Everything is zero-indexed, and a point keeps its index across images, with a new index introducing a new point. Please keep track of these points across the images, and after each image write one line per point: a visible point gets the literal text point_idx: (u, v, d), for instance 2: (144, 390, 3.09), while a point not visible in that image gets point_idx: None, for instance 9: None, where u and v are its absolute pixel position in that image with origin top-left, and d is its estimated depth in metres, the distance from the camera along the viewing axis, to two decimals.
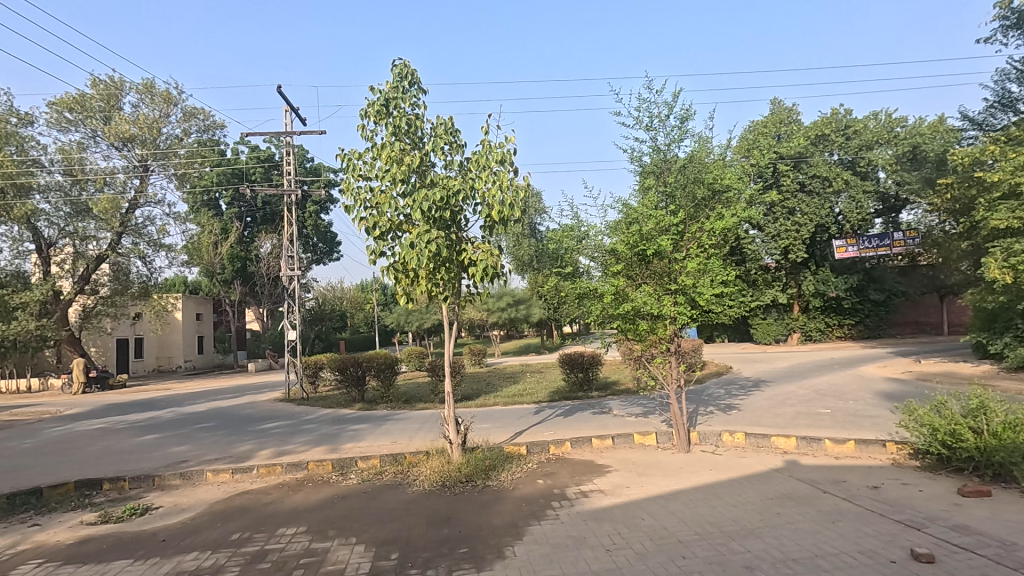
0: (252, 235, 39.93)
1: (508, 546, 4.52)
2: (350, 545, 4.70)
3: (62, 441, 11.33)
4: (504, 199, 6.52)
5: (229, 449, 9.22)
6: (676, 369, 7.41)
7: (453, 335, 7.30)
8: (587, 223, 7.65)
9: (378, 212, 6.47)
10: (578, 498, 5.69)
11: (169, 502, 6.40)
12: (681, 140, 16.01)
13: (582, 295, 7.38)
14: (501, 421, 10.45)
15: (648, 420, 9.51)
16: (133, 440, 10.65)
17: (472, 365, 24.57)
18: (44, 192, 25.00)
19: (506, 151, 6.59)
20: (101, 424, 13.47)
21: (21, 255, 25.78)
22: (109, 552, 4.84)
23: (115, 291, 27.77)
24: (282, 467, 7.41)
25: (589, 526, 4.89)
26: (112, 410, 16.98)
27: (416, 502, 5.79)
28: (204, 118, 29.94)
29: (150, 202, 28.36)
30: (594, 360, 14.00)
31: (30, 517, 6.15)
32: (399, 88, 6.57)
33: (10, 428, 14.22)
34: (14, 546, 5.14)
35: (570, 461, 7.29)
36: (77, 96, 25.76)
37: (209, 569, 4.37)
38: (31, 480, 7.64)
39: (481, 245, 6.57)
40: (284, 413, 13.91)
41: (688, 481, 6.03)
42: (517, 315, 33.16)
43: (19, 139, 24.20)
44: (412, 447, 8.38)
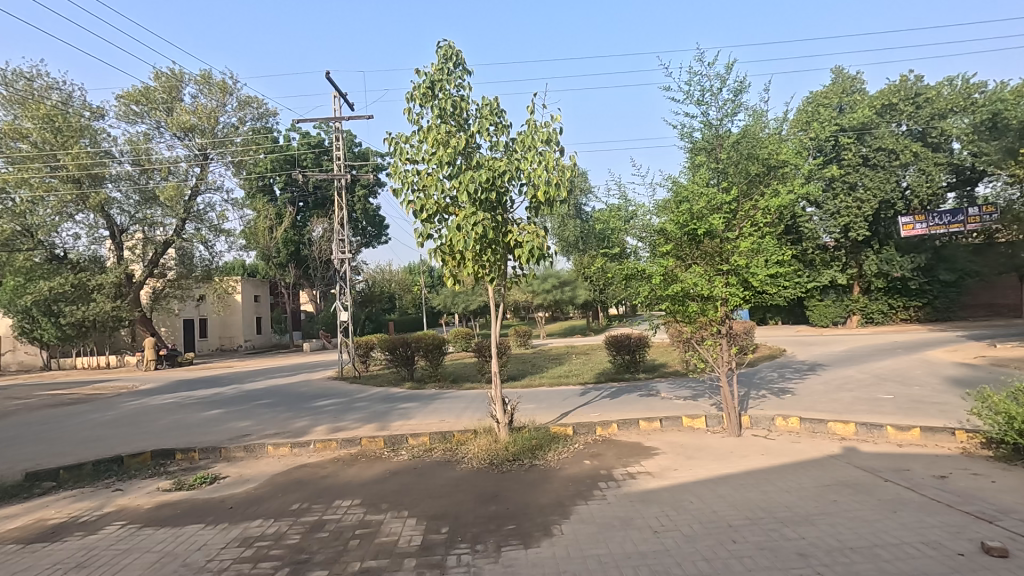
0: (305, 219, 41.26)
1: (555, 525, 4.57)
2: (402, 518, 4.88)
3: (138, 413, 12.21)
4: (549, 178, 6.46)
5: (288, 424, 9.69)
6: (727, 351, 7.21)
7: (499, 317, 7.33)
8: (634, 202, 7.47)
9: (425, 195, 6.55)
10: (626, 480, 5.67)
11: (234, 473, 6.80)
12: (735, 114, 15.43)
13: (629, 276, 7.26)
14: (547, 402, 10.54)
15: (697, 403, 9.34)
16: (200, 415, 11.35)
17: (518, 346, 24.77)
18: (115, 181, 26.70)
19: (552, 130, 6.53)
20: (172, 399, 14.41)
21: (97, 241, 27.52)
22: (181, 517, 5.20)
23: (181, 275, 29.46)
24: (337, 442, 7.73)
25: (636, 507, 4.88)
26: (180, 386, 18.10)
27: (464, 479, 5.93)
28: (257, 106, 30.93)
29: (210, 189, 29.67)
30: (641, 342, 13.83)
31: (112, 482, 6.66)
32: (444, 69, 6.58)
33: (91, 401, 15.41)
34: (101, 508, 5.60)
35: (617, 442, 7.28)
36: (142, 88, 27.01)
37: (273, 536, 4.63)
38: (111, 449, 8.27)
39: (527, 226, 6.56)
40: (337, 391, 14.48)
41: (739, 466, 5.91)
42: (563, 297, 33.07)
43: (92, 132, 25.86)
44: (460, 426, 8.58)
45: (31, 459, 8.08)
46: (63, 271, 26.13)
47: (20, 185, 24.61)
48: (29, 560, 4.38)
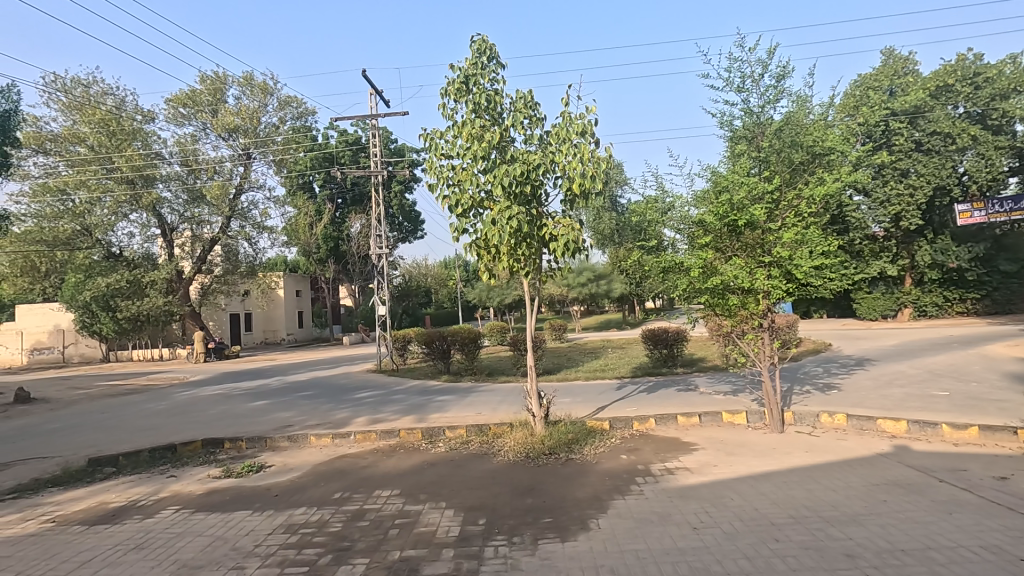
0: (343, 215, 42.13)
1: (592, 519, 4.56)
2: (440, 509, 4.95)
3: (189, 404, 12.76)
4: (585, 171, 6.40)
5: (329, 416, 9.95)
6: (769, 345, 7.00)
7: (534, 311, 7.32)
8: (672, 194, 7.34)
9: (460, 190, 6.59)
10: (664, 475, 5.59)
11: (279, 462, 7.04)
12: (778, 101, 14.95)
13: (666, 269, 7.11)
14: (584, 396, 10.49)
15: (737, 398, 9.12)
16: (246, 406, 11.78)
17: (553, 340, 24.73)
18: (166, 182, 27.80)
19: (587, 122, 6.47)
20: (220, 391, 15.00)
21: (150, 239, 28.79)
22: (230, 503, 5.42)
23: (227, 271, 30.54)
24: (377, 434, 7.90)
25: (674, 504, 4.80)
26: (228, 378, 18.81)
27: (501, 472, 5.97)
28: (297, 106, 31.69)
29: (253, 187, 30.60)
30: (679, 336, 13.58)
31: (165, 469, 7.00)
32: (478, 64, 6.59)
33: (146, 391, 16.20)
34: (156, 494, 5.89)
35: (655, 437, 7.20)
36: (189, 92, 28.09)
37: (316, 524, 4.77)
38: (165, 438, 8.67)
39: (562, 220, 6.53)
40: (376, 383, 14.79)
41: (782, 463, 5.75)
42: (598, 291, 32.83)
43: (144, 134, 27.03)
44: (495, 419, 8.63)
45: (93, 446, 8.55)
46: (119, 268, 27.46)
47: (80, 187, 25.96)
48: (93, 540, 4.64)
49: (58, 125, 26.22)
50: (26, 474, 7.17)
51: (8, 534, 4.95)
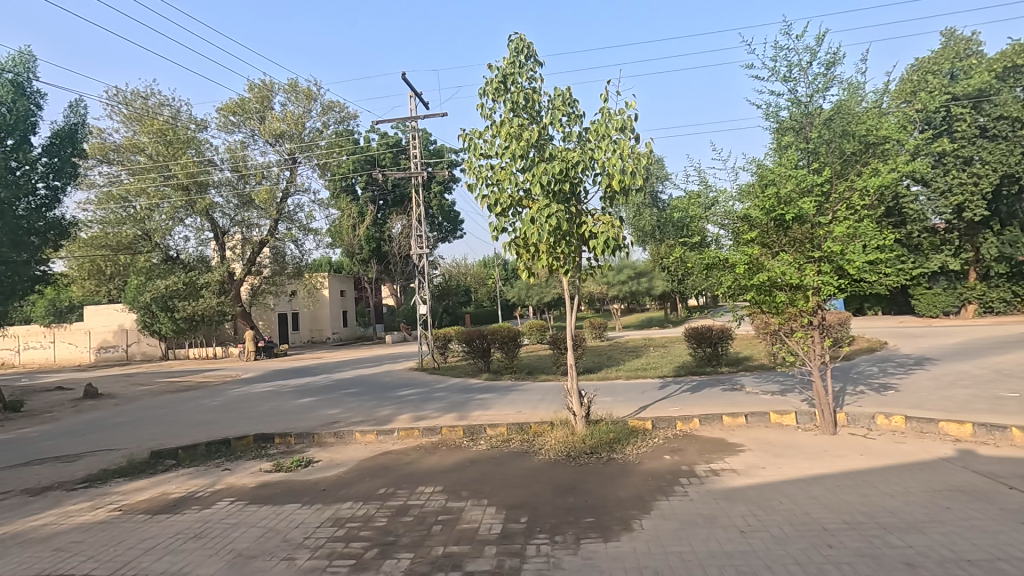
0: (384, 216, 42.98)
1: (634, 519, 4.50)
2: (482, 506, 4.99)
3: (241, 400, 13.30)
4: (625, 167, 6.33)
5: (373, 413, 10.18)
6: (820, 343, 6.74)
7: (574, 310, 7.27)
8: (715, 188, 7.15)
9: (499, 189, 6.61)
10: (709, 477, 5.47)
11: (326, 457, 7.25)
12: (827, 89, 14.40)
13: (710, 265, 6.92)
14: (625, 395, 10.38)
15: (786, 398, 8.83)
16: (294, 403, 12.21)
17: (593, 339, 24.54)
18: (217, 187, 29.01)
19: (626, 118, 6.40)
20: (270, 388, 15.56)
21: (203, 243, 30.10)
22: (280, 496, 5.62)
23: (275, 272, 31.58)
24: (419, 431, 8.03)
25: (720, 506, 4.69)
26: (277, 375, 19.49)
27: (542, 470, 5.97)
28: (339, 110, 32.50)
29: (299, 191, 31.57)
30: (724, 335, 13.22)
31: (220, 462, 7.31)
32: (516, 62, 6.59)
33: (201, 388, 16.97)
34: (212, 486, 6.17)
35: (700, 437, 7.04)
36: (238, 100, 29.24)
37: (362, 518, 4.89)
38: (220, 432, 9.07)
39: (601, 217, 6.47)
40: (418, 381, 15.05)
41: (835, 466, 5.53)
42: (639, 288, 32.34)
43: (197, 142, 28.27)
44: (536, 417, 8.63)
45: (154, 439, 9.02)
46: (175, 271, 28.85)
47: (140, 194, 27.43)
48: (156, 529, 4.90)
49: (120, 135, 27.74)
50: (96, 465, 7.63)
51: (81, 520, 5.28)
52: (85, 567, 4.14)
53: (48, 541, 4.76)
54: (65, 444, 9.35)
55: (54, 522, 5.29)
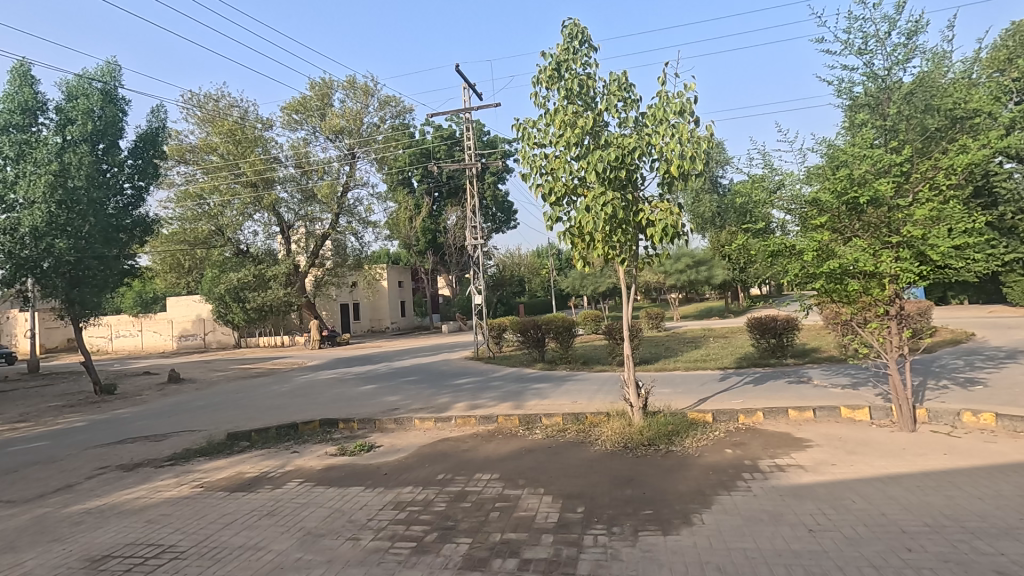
0: (440, 208, 43.74)
1: (695, 513, 4.40)
2: (539, 495, 5.02)
3: (307, 387, 13.94)
4: (683, 152, 6.13)
5: (431, 400, 10.44)
6: (897, 334, 6.30)
7: (631, 299, 7.12)
8: (781, 171, 6.79)
9: (553, 178, 6.57)
10: (773, 472, 5.27)
11: (387, 442, 7.50)
12: (909, 61, 13.37)
13: (775, 252, 6.58)
14: (684, 387, 10.14)
15: (858, 392, 8.36)
16: (356, 390, 12.70)
17: (650, 329, 24.09)
18: (283, 183, 30.37)
19: (685, 100, 6.19)
20: (333, 375, 16.24)
21: (271, 237, 31.59)
22: (345, 479, 5.87)
23: (336, 264, 32.79)
24: (476, 419, 8.17)
25: (787, 503, 4.51)
26: (340, 363, 20.30)
27: (599, 461, 5.93)
28: (395, 105, 33.17)
29: (358, 185, 32.56)
30: (790, 325, 12.71)
31: (290, 445, 7.71)
32: (570, 48, 6.50)
33: (271, 375, 17.94)
34: (283, 467, 6.52)
35: (763, 431, 6.78)
36: (301, 99, 30.41)
37: (422, 502, 5.03)
38: (288, 417, 9.55)
39: (659, 204, 6.30)
40: (474, 370, 15.29)
41: (914, 465, 5.19)
42: (698, 277, 31.38)
43: (264, 141, 29.70)
44: (592, 408, 8.57)
45: (230, 422, 9.61)
46: (246, 264, 30.55)
47: (213, 192, 29.09)
48: (234, 505, 5.23)
49: (194, 137, 29.40)
50: (179, 444, 8.23)
51: (168, 494, 5.72)
52: (173, 538, 4.47)
53: (141, 513, 5.18)
54: (153, 425, 10.13)
55: (145, 495, 5.76)
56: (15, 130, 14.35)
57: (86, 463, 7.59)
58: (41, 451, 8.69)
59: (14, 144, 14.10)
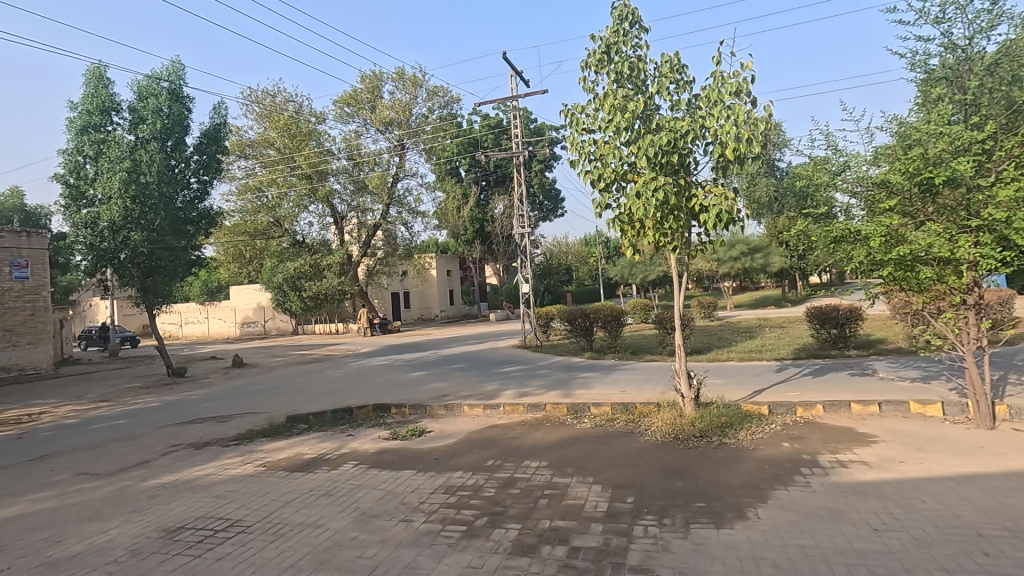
0: (487, 197, 44.01)
1: (749, 508, 4.27)
2: (588, 484, 5.00)
3: (360, 373, 14.41)
4: (739, 134, 5.87)
5: (479, 387, 10.57)
6: (974, 325, 5.90)
7: (682, 288, 6.93)
8: (846, 152, 6.43)
9: (602, 164, 6.46)
10: (834, 468, 5.04)
11: (437, 428, 7.66)
12: (994, 28, 12.29)
13: (838, 239, 6.22)
14: (737, 378, 9.86)
15: (929, 387, 7.87)
16: (407, 376, 13.02)
17: (702, 318, 23.47)
18: (336, 175, 31.21)
19: (741, 80, 5.94)
20: (385, 362, 16.70)
21: (325, 227, 32.60)
22: (397, 462, 6.03)
23: (387, 253, 33.59)
24: (524, 407, 8.21)
25: (849, 500, 4.31)
26: (392, 351, 20.83)
27: (648, 451, 5.85)
28: (443, 95, 33.45)
29: (408, 175, 33.10)
30: (853, 314, 12.00)
31: (345, 428, 8.00)
32: (620, 31, 6.34)
33: (327, 361, 18.64)
34: (339, 449, 6.78)
35: (823, 425, 6.51)
36: (352, 92, 31.07)
37: (472, 488, 5.10)
38: (343, 401, 9.90)
39: (713, 189, 6.09)
40: (522, 358, 15.39)
41: (993, 465, 4.84)
42: (753, 265, 30.25)
43: (318, 134, 30.56)
44: (641, 398, 8.45)
45: (290, 405, 10.06)
46: (302, 254, 31.75)
47: (271, 184, 30.23)
48: (294, 485, 5.49)
49: (253, 132, 30.56)
50: (243, 425, 8.68)
51: (235, 472, 6.06)
52: (239, 513, 4.74)
53: (210, 489, 5.51)
54: (220, 406, 10.74)
55: (214, 472, 6.12)
56: (93, 130, 15.30)
57: (161, 440, 8.13)
58: (122, 428, 9.38)
59: (92, 143, 15.06)
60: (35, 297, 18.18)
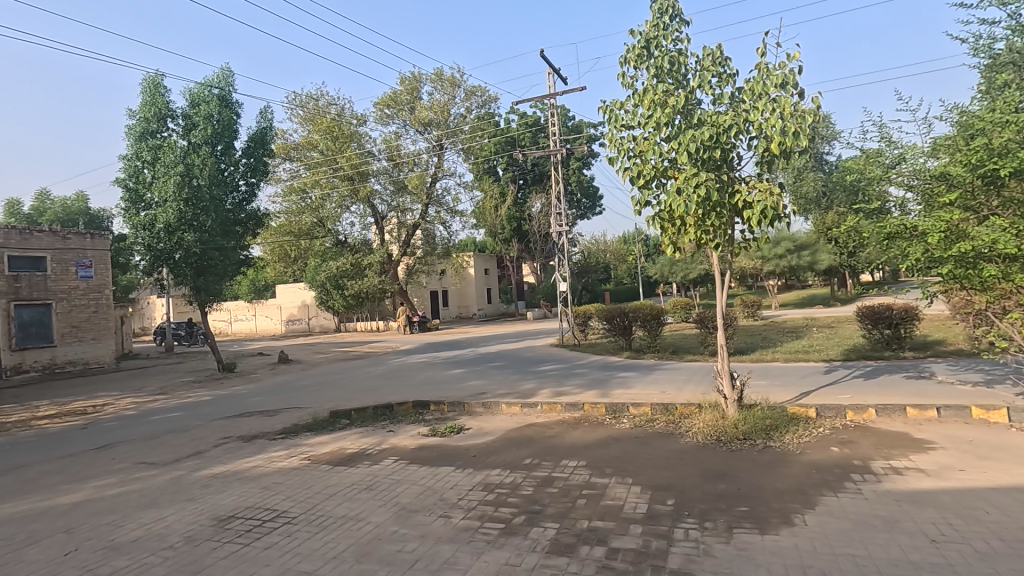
0: (524, 195, 44.05)
1: (796, 514, 4.13)
2: (627, 485, 4.94)
3: (400, 370, 14.67)
4: (786, 127, 5.66)
5: (517, 385, 10.60)
6: None
7: (725, 287, 6.75)
8: (901, 144, 6.14)
9: (642, 160, 6.36)
10: (887, 475, 4.82)
11: (475, 425, 7.72)
12: None
13: (892, 235, 5.93)
14: (783, 379, 9.55)
15: (993, 391, 7.43)
16: (445, 373, 13.16)
17: (745, 317, 22.84)
18: (377, 176, 31.78)
19: (787, 72, 5.74)
20: (424, 359, 16.95)
21: (366, 227, 33.29)
22: (436, 459, 6.11)
23: (426, 252, 34.07)
24: (562, 406, 8.17)
25: (904, 509, 4.11)
26: (430, 348, 21.12)
27: (689, 453, 5.73)
28: (481, 95, 33.64)
29: (446, 175, 33.44)
30: (908, 314, 11.43)
31: (386, 424, 8.15)
32: (660, 24, 6.23)
33: (368, 358, 19.06)
34: (380, 445, 6.91)
35: (876, 429, 6.23)
36: (392, 94, 31.61)
37: (509, 486, 5.12)
38: (383, 397, 10.10)
39: (757, 184, 5.89)
40: (559, 357, 15.35)
41: None
42: (800, 263, 29.23)
43: (359, 136, 31.24)
44: (682, 398, 8.29)
45: (333, 401, 10.33)
46: (344, 253, 32.54)
47: (314, 186, 31.09)
48: (337, 478, 5.63)
49: (298, 135, 31.47)
50: (289, 419, 8.97)
51: (281, 465, 6.27)
52: (285, 505, 4.90)
53: (258, 480, 5.71)
54: (267, 401, 11.13)
55: (261, 464, 6.35)
56: (150, 136, 16.07)
57: (213, 432, 8.49)
58: (177, 420, 9.85)
59: (150, 149, 15.83)
60: (99, 295, 19.23)
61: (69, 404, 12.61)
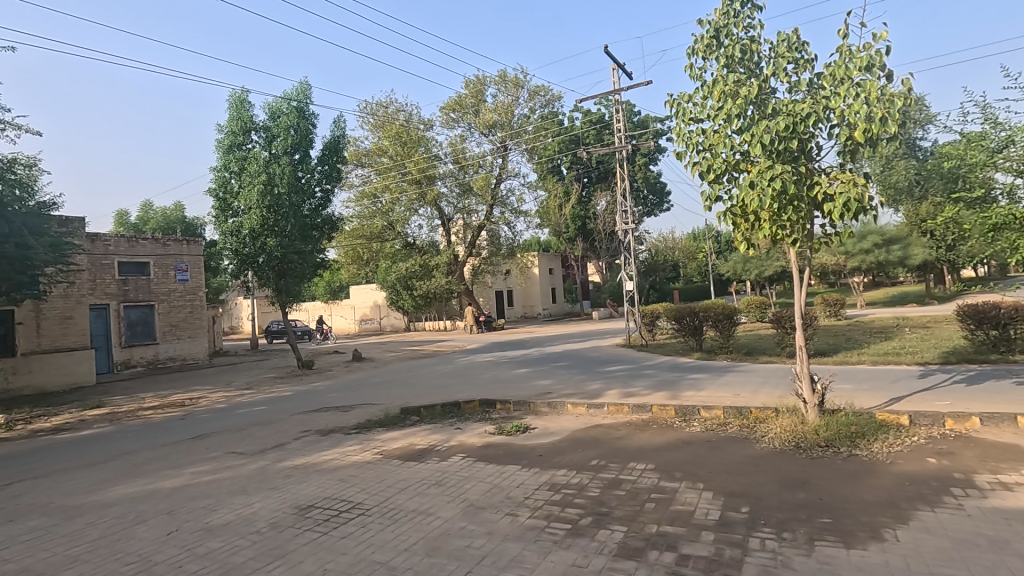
0: (589, 194, 43.63)
1: (886, 528, 3.84)
2: (698, 490, 4.77)
3: (467, 368, 14.94)
4: (871, 112, 5.28)
5: (583, 386, 10.52)
6: None
7: (804, 285, 6.38)
8: (1009, 125, 5.57)
9: (712, 154, 6.14)
10: (994, 490, 4.38)
11: (541, 425, 7.73)
12: None
13: (1000, 226, 5.37)
14: (870, 383, 8.92)
15: None
16: (511, 373, 13.25)
17: (827, 317, 21.49)
18: (443, 179, 32.49)
19: (873, 54, 5.34)
20: (490, 358, 17.16)
21: (433, 229, 34.12)
22: (503, 457, 6.18)
23: (490, 252, 34.49)
24: (630, 407, 8.03)
25: (1013, 528, 3.72)
26: (496, 347, 21.35)
27: (765, 459, 5.46)
28: (545, 94, 33.65)
29: (510, 176, 33.72)
30: (1018, 314, 10.37)
31: (453, 421, 8.33)
32: (730, 11, 5.98)
33: (436, 357, 19.54)
34: (447, 442, 7.07)
35: (980, 440, 5.67)
36: (457, 98, 32.30)
37: (575, 487, 5.09)
38: (450, 396, 10.31)
39: (839, 175, 5.52)
40: (626, 357, 15.07)
41: None
42: (889, 258, 27.14)
43: (426, 141, 32.13)
44: (757, 402, 7.91)
45: (403, 398, 10.67)
46: (412, 255, 33.57)
47: (384, 190, 32.22)
48: (407, 473, 5.82)
49: (368, 142, 32.68)
50: (362, 415, 9.37)
51: (356, 458, 6.56)
52: (359, 497, 5.12)
53: (335, 472, 6.01)
54: (341, 397, 11.66)
55: (338, 457, 6.67)
56: (237, 148, 17.26)
57: (293, 426, 9.01)
58: (261, 414, 10.51)
59: (236, 161, 17.00)
60: (194, 297, 20.87)
61: (169, 397, 13.77)
